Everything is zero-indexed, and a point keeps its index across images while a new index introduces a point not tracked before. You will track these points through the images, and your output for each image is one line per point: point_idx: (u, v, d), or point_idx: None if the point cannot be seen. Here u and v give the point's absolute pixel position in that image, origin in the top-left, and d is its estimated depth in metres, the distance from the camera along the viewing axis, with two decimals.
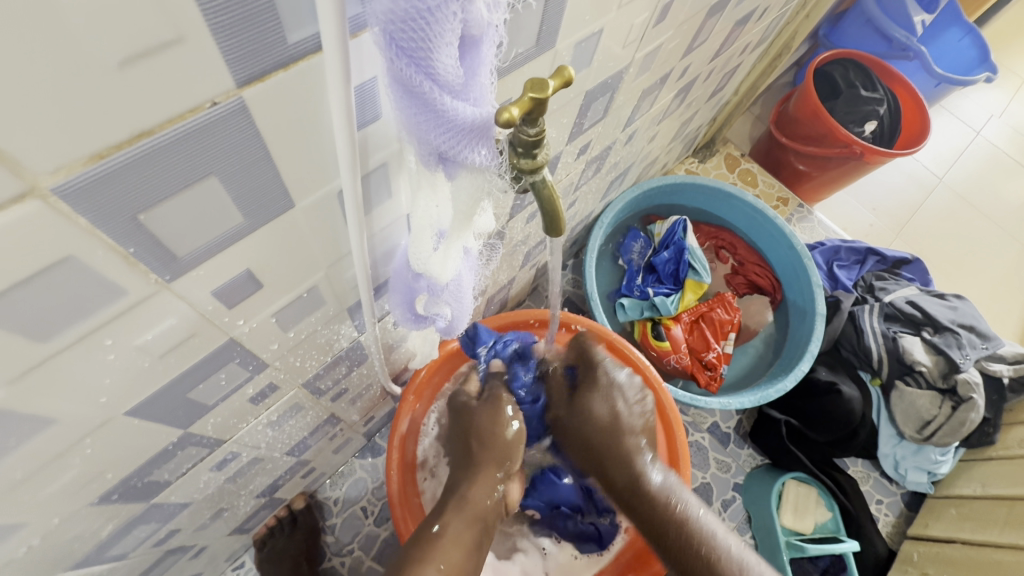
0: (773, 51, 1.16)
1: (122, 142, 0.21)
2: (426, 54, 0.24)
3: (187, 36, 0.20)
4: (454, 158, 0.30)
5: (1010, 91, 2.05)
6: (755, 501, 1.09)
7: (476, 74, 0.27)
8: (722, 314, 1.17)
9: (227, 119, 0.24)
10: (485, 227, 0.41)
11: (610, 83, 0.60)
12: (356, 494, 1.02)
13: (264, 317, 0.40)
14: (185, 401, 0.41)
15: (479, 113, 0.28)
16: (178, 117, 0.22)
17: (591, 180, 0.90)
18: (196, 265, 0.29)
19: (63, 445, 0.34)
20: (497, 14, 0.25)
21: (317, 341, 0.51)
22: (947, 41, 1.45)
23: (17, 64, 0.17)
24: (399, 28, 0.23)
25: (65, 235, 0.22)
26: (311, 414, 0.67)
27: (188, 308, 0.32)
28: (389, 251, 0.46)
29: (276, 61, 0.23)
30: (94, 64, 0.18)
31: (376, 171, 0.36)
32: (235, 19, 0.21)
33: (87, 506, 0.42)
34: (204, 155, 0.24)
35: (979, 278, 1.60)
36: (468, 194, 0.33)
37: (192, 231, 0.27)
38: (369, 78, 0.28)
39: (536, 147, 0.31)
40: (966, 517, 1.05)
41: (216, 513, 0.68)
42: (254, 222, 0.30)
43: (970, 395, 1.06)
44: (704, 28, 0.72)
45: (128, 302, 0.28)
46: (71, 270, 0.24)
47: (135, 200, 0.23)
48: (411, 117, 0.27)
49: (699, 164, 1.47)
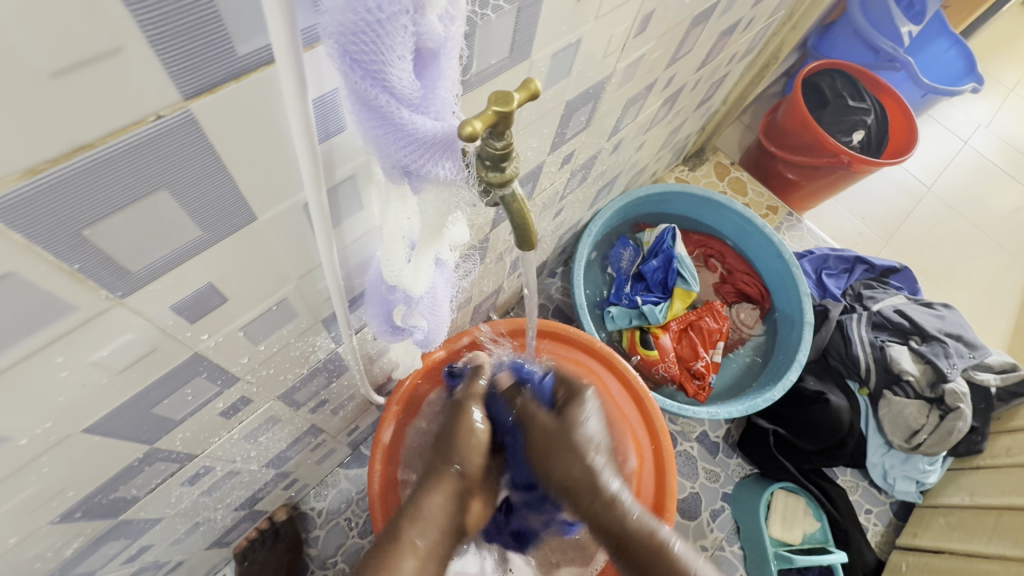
0: (761, 60, 1.17)
1: (60, 155, 0.20)
2: (379, 66, 0.23)
3: (125, 46, 0.19)
4: (417, 173, 0.29)
5: (997, 102, 2.07)
6: (744, 512, 1.09)
7: (435, 87, 0.26)
8: (711, 322, 1.18)
9: (174, 133, 0.23)
10: (459, 237, 0.40)
11: (592, 94, 0.60)
12: (341, 506, 1.01)
13: (232, 330, 0.39)
14: (150, 416, 0.40)
15: (441, 127, 0.27)
16: (121, 130, 0.21)
17: (577, 188, 0.89)
18: (151, 280, 0.29)
19: (18, 462, 0.33)
20: (454, 26, 0.25)
21: (292, 354, 0.50)
22: (933, 52, 1.47)
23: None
24: (350, 41, 0.22)
25: (1, 251, 0.21)
26: (290, 426, 0.66)
27: (146, 323, 0.31)
28: (364, 262, 0.46)
29: (225, 73, 0.22)
30: (24, 76, 0.18)
31: (345, 183, 0.35)
32: (177, 30, 0.20)
33: (49, 523, 0.41)
34: (151, 169, 0.24)
35: (968, 286, 1.61)
36: (435, 206, 0.33)
37: (144, 245, 0.26)
38: (328, 90, 0.27)
39: (504, 160, 0.30)
40: (954, 526, 1.05)
41: (192, 527, 0.67)
42: (214, 235, 0.30)
43: (957, 404, 1.06)
44: (689, 38, 0.72)
45: (79, 318, 0.27)
46: (10, 287, 0.23)
47: (77, 215, 0.23)
48: (370, 130, 0.27)
49: (689, 172, 1.48)
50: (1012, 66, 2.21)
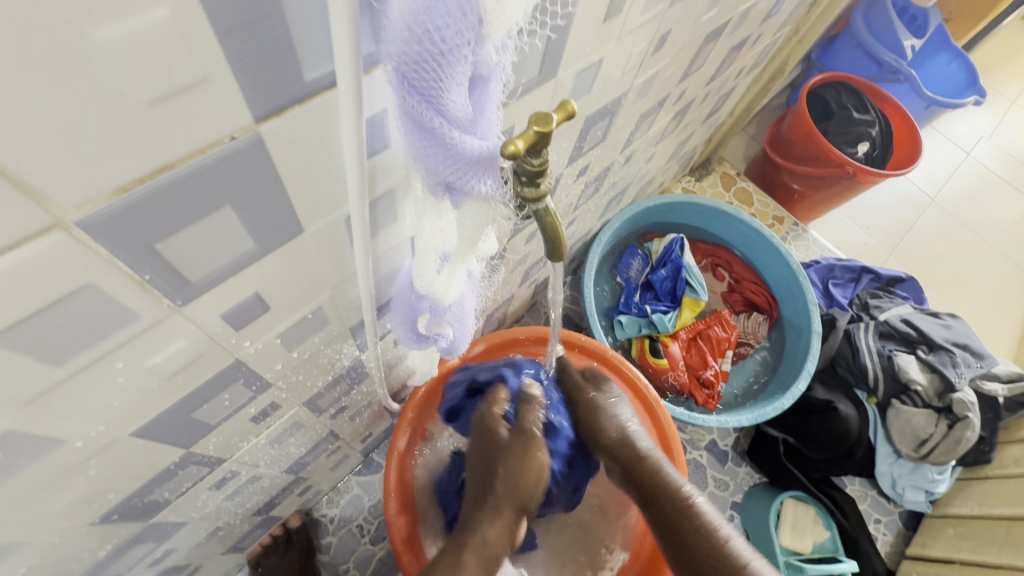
0: (768, 73, 1.19)
1: (145, 175, 0.22)
2: (436, 92, 0.25)
3: (211, 76, 0.21)
4: (459, 188, 0.31)
5: (999, 114, 2.10)
6: (754, 522, 1.09)
7: (482, 109, 0.28)
8: (720, 331, 1.19)
9: (243, 153, 0.25)
10: (489, 250, 0.42)
11: (609, 109, 0.61)
12: (353, 512, 1.01)
13: (270, 337, 0.40)
14: (189, 421, 0.41)
15: (485, 146, 0.29)
16: (198, 152, 0.23)
17: (590, 199, 0.91)
18: (206, 290, 0.30)
19: (68, 466, 0.34)
20: (504, 55, 0.27)
21: (320, 360, 0.52)
22: (936, 65, 1.49)
23: (43, 101, 0.18)
24: (411, 68, 0.24)
25: (85, 263, 0.23)
26: (311, 431, 0.67)
27: (197, 331, 0.33)
28: (392, 271, 0.47)
29: (292, 97, 0.24)
30: (123, 103, 0.19)
31: (383, 197, 0.37)
32: (257, 60, 0.22)
33: (88, 525, 0.42)
34: (220, 186, 0.25)
35: (973, 296, 1.62)
36: (473, 221, 0.34)
37: (205, 257, 0.28)
38: (379, 110, 0.29)
39: (540, 176, 0.32)
40: (964, 537, 1.05)
41: (212, 531, 0.67)
42: (265, 247, 0.31)
43: (966, 413, 1.06)
44: (701, 53, 0.74)
45: (141, 325, 0.28)
46: (88, 297, 0.24)
47: (153, 229, 0.24)
48: (420, 149, 0.28)
49: (696, 182, 1.50)
50: (1013, 79, 2.23)
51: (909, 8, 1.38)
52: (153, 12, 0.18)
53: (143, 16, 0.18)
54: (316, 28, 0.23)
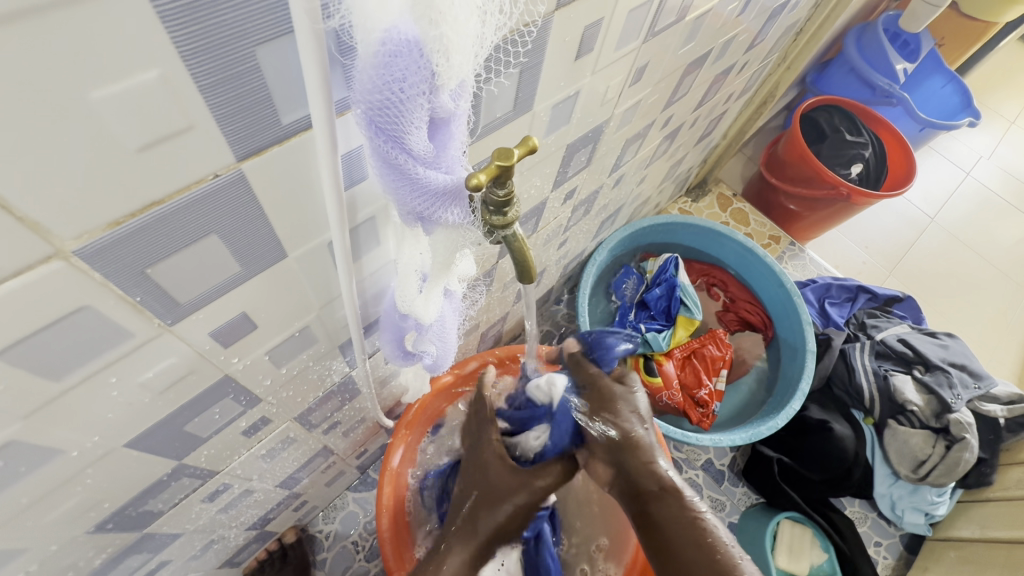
0: (758, 99, 1.22)
1: (135, 210, 0.25)
2: (399, 133, 0.27)
3: (196, 124, 0.23)
4: (429, 218, 0.33)
5: (997, 134, 2.12)
6: (749, 542, 1.08)
7: (446, 148, 0.31)
8: (714, 350, 1.20)
9: (227, 188, 0.27)
10: (466, 271, 0.44)
11: (591, 136, 0.64)
12: (349, 528, 1.02)
13: (258, 355, 0.43)
14: (182, 434, 0.43)
15: (450, 180, 0.31)
16: (186, 187, 0.26)
17: (580, 221, 0.94)
18: (196, 310, 0.33)
19: (64, 475, 0.36)
20: (462, 101, 0.30)
21: (309, 377, 0.54)
22: (930, 88, 1.52)
23: (43, 148, 0.20)
24: (377, 115, 0.26)
25: (83, 288, 0.26)
26: (304, 446, 0.69)
27: (186, 348, 0.35)
28: (379, 292, 0.50)
29: (271, 138, 0.27)
30: (118, 148, 0.22)
31: (364, 224, 0.39)
32: (237, 108, 0.24)
33: (84, 534, 0.44)
34: (206, 218, 0.28)
35: (975, 317, 1.62)
36: (444, 246, 0.36)
37: (195, 281, 0.31)
38: (355, 146, 0.32)
39: (507, 206, 0.33)
40: (965, 561, 1.04)
41: (206, 544, 0.69)
42: (249, 271, 0.34)
43: (963, 434, 1.05)
44: (684, 82, 0.77)
45: (134, 343, 0.31)
46: (83, 318, 0.27)
47: (143, 259, 0.27)
48: (389, 183, 0.31)
49: (692, 204, 1.53)
50: (1012, 100, 2.26)
51: (900, 34, 1.39)
52: (144, 73, 0.21)
53: (134, 77, 0.21)
54: (292, 81, 0.25)
